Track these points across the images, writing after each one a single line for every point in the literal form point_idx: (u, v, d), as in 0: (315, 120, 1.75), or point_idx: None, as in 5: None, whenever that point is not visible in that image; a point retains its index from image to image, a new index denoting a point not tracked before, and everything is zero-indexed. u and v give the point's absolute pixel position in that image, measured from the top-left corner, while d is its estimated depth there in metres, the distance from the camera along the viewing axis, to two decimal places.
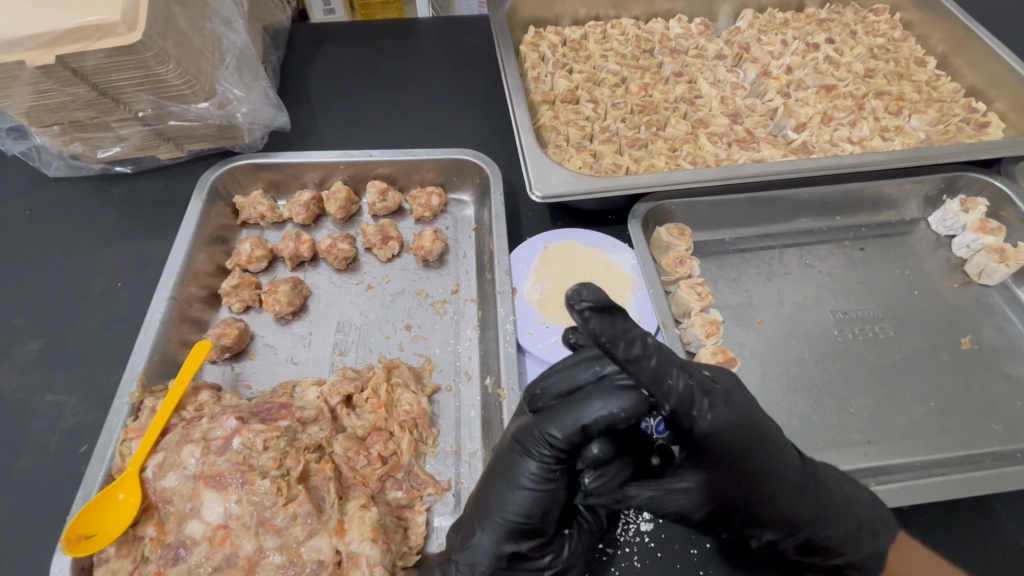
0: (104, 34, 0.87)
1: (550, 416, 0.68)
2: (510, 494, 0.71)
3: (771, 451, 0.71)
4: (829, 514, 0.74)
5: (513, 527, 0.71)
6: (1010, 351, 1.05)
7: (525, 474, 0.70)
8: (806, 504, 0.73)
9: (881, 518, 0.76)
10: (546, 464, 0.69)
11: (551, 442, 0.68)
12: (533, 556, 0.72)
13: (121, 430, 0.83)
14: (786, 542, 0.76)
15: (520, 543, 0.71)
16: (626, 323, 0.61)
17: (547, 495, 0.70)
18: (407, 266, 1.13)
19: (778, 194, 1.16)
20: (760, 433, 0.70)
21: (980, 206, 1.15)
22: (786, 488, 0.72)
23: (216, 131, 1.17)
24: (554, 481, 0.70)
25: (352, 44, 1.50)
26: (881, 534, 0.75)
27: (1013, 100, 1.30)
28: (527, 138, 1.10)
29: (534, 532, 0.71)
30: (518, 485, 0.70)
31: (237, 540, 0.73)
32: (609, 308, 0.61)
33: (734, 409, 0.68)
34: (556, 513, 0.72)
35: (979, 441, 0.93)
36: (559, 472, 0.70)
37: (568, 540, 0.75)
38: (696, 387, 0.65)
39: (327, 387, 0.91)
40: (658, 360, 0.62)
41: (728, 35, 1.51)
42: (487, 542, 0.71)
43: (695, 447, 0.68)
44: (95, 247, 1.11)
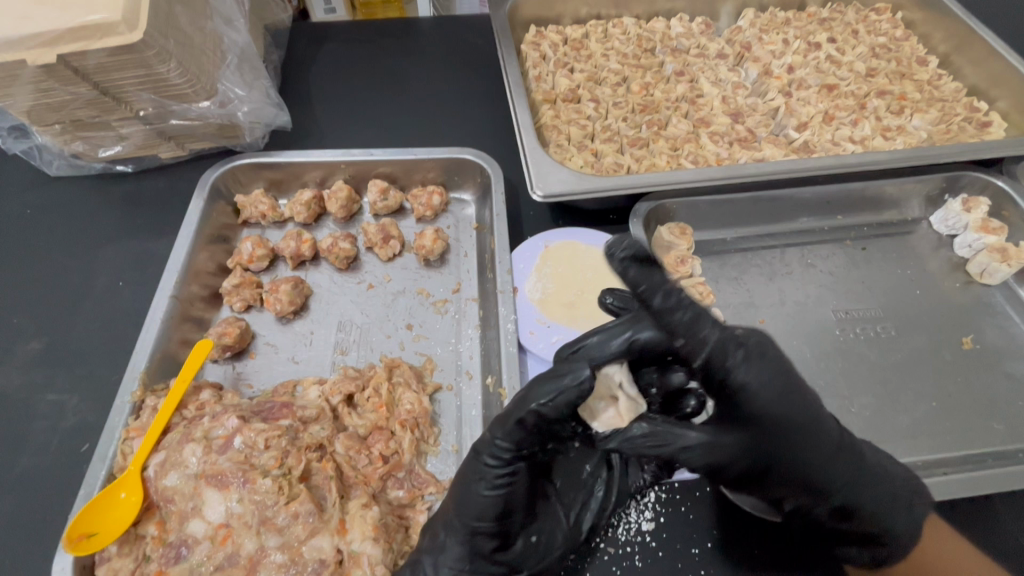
0: (105, 33, 0.87)
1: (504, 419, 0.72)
2: (467, 499, 0.73)
3: (805, 406, 0.76)
4: (860, 478, 0.77)
5: (473, 532, 0.72)
6: (1012, 351, 1.05)
7: (481, 478, 0.72)
8: (841, 466, 0.76)
9: (913, 486, 0.79)
10: (499, 463, 0.72)
11: (498, 438, 0.71)
12: (495, 561, 0.74)
13: (122, 429, 0.83)
14: (820, 507, 0.76)
15: (483, 547, 0.73)
16: (660, 278, 0.78)
17: (503, 499, 0.72)
18: (408, 265, 1.13)
19: (780, 193, 1.15)
20: (794, 389, 0.76)
21: (982, 206, 1.14)
22: (825, 446, 0.76)
23: (218, 131, 1.17)
24: (510, 484, 0.72)
25: (353, 44, 1.50)
26: (914, 503, 0.77)
27: (1014, 99, 1.30)
28: (528, 137, 1.10)
29: (494, 536, 0.73)
30: (474, 489, 0.72)
31: (239, 539, 0.73)
32: (644, 262, 0.79)
33: (765, 364, 0.75)
34: (516, 517, 0.74)
35: (982, 441, 0.93)
36: (516, 474, 0.73)
37: (533, 546, 0.76)
38: (730, 341, 0.75)
39: (329, 386, 0.91)
40: (691, 312, 0.76)
41: (729, 35, 1.51)
42: (452, 546, 0.73)
43: (728, 398, 0.75)
44: (97, 246, 1.11)
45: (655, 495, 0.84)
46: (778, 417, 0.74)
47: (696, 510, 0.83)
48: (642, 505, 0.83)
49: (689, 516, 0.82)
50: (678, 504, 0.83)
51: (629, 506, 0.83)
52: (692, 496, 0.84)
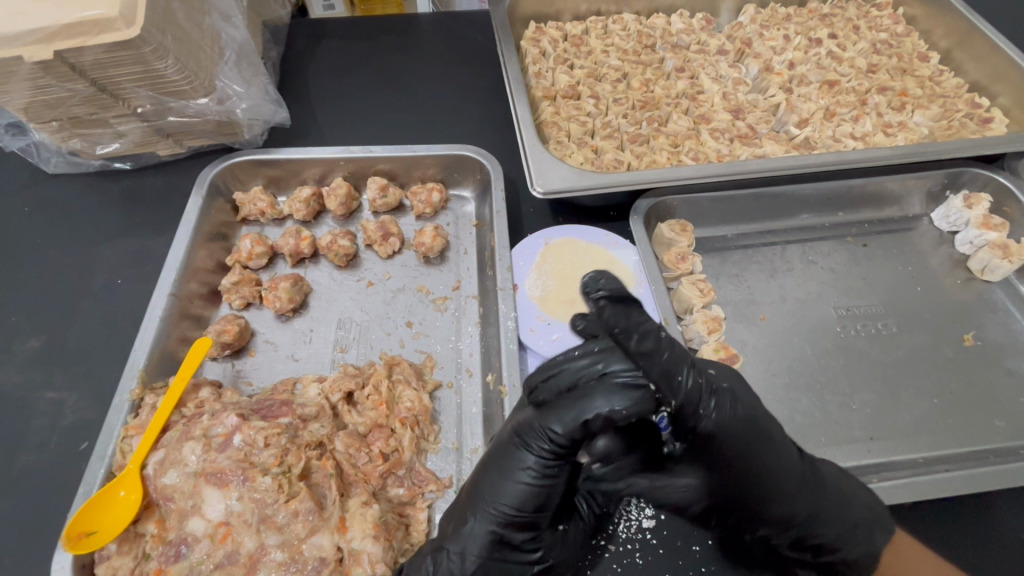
0: (102, 28, 0.87)
1: (558, 417, 0.66)
2: (507, 486, 0.69)
3: (772, 450, 0.69)
4: (826, 512, 0.72)
5: (507, 521, 0.69)
6: (1014, 348, 1.05)
7: (524, 469, 0.68)
8: (802, 503, 0.72)
9: (875, 517, 0.74)
10: (545, 457, 0.68)
11: (552, 436, 0.66)
12: (523, 552, 0.71)
13: (121, 427, 0.82)
14: (778, 539, 0.75)
15: (511, 537, 0.70)
16: (642, 315, 0.60)
17: (543, 492, 0.69)
18: (408, 262, 1.12)
19: (781, 189, 1.15)
20: (761, 432, 0.69)
21: (984, 202, 1.14)
22: (788, 485, 0.71)
23: (216, 128, 1.17)
24: (552, 479, 0.69)
25: (352, 40, 1.49)
26: (875, 534, 0.73)
27: (1016, 95, 1.29)
28: (528, 133, 1.09)
29: (526, 527, 0.70)
30: (515, 478, 0.69)
31: (238, 537, 0.73)
32: (622, 299, 0.60)
33: (736, 410, 0.67)
34: (550, 509, 0.71)
35: (982, 438, 0.93)
36: (560, 470, 0.69)
37: (561, 536, 0.74)
38: (705, 386, 0.65)
39: (328, 383, 0.91)
40: (671, 355, 0.60)
41: (730, 31, 1.50)
42: (478, 535, 0.69)
43: (695, 445, 0.68)
44: (96, 244, 1.10)
45: None
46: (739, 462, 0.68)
47: None
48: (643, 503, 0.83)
49: None
50: None
51: (630, 503, 0.83)
52: None
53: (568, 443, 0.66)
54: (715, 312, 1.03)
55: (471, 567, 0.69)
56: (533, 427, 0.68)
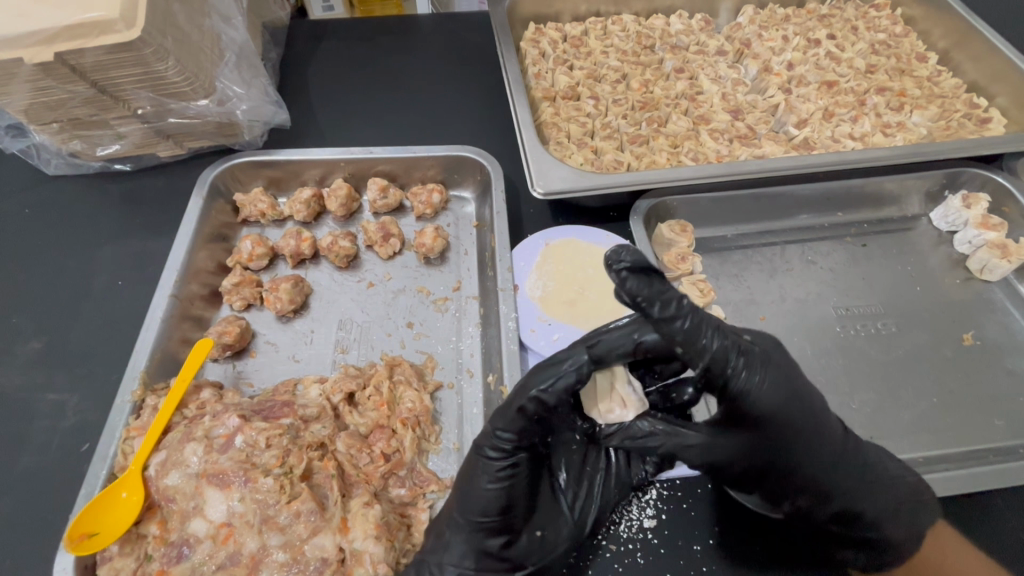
0: (103, 30, 0.87)
1: (501, 420, 0.73)
2: (471, 495, 0.73)
3: (813, 417, 0.76)
4: (869, 488, 0.78)
5: (478, 528, 0.73)
6: (1013, 347, 1.05)
7: (482, 474, 0.73)
8: (847, 476, 0.78)
9: (920, 499, 0.79)
10: (500, 458, 0.73)
11: (499, 435, 0.73)
12: (502, 558, 0.75)
13: (122, 429, 0.82)
14: (818, 511, 0.78)
15: (487, 544, 0.74)
16: (661, 284, 0.68)
17: (505, 493, 0.73)
18: (408, 263, 1.13)
19: (780, 189, 1.15)
20: (806, 399, 0.75)
21: (982, 202, 1.14)
22: (831, 453, 0.77)
23: (216, 129, 1.17)
24: (509, 479, 0.73)
25: (352, 41, 1.49)
26: (920, 513, 0.78)
27: (1014, 95, 1.30)
28: (528, 134, 1.10)
29: (498, 531, 0.74)
30: (477, 485, 0.73)
31: (240, 538, 0.73)
32: (645, 270, 0.68)
33: (785, 377, 0.73)
34: (518, 511, 0.75)
35: (983, 437, 0.93)
36: (518, 467, 0.74)
37: (539, 541, 0.76)
38: (732, 348, 0.70)
39: (330, 384, 0.91)
40: (693, 321, 0.68)
41: (729, 32, 1.51)
42: (457, 545, 0.74)
43: (729, 408, 0.73)
44: (97, 245, 1.10)
45: (657, 492, 0.84)
46: (784, 424, 0.74)
47: (698, 506, 0.83)
48: (642, 503, 0.83)
49: (692, 513, 0.83)
50: (680, 500, 0.84)
51: (631, 503, 0.83)
52: (696, 492, 0.84)
53: (514, 437, 0.72)
54: (715, 312, 1.03)
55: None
56: (485, 435, 0.74)
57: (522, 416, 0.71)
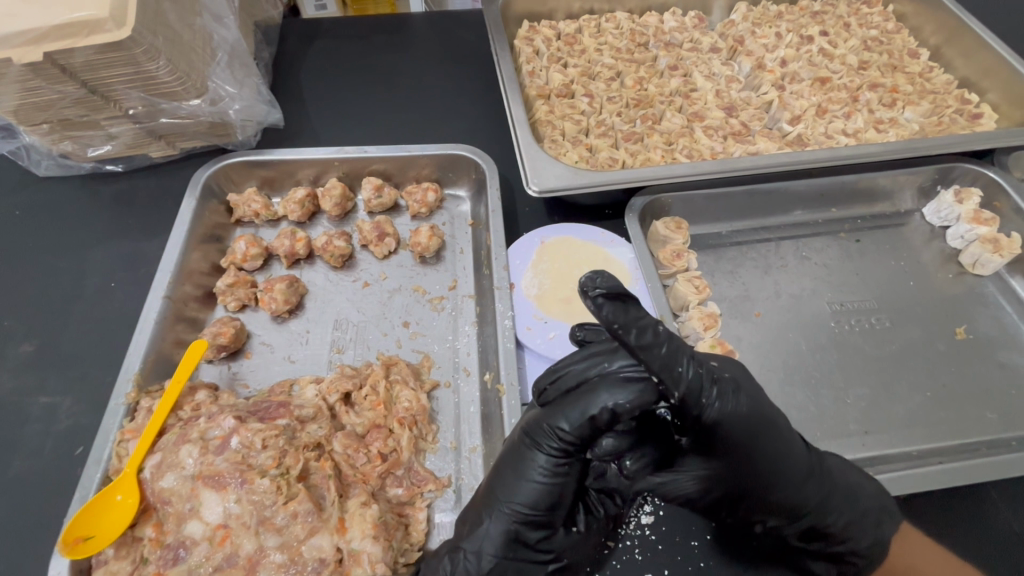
0: (93, 30, 0.86)
1: (566, 417, 0.67)
2: (519, 486, 0.70)
3: (777, 440, 0.70)
4: (835, 501, 0.74)
5: (522, 520, 0.70)
6: (1005, 341, 1.06)
7: (536, 467, 0.69)
8: (812, 492, 0.73)
9: (884, 507, 0.75)
10: (557, 454, 0.69)
11: (560, 434, 0.67)
12: (539, 550, 0.71)
13: (117, 431, 0.82)
14: (787, 529, 0.76)
15: (526, 536, 0.70)
16: (639, 311, 0.61)
17: (555, 489, 0.70)
18: (403, 262, 1.12)
19: (774, 186, 1.16)
20: (768, 422, 0.70)
21: (975, 197, 1.15)
22: (794, 476, 0.72)
23: (209, 129, 1.16)
24: (564, 475, 0.69)
25: (345, 39, 1.49)
26: (884, 522, 0.75)
27: (1005, 91, 1.31)
28: (523, 132, 1.10)
29: (542, 525, 0.70)
30: (527, 476, 0.70)
31: (237, 540, 0.73)
32: (620, 296, 0.62)
33: (746, 400, 0.68)
34: (564, 507, 0.71)
35: (976, 430, 0.94)
36: (572, 466, 0.69)
37: (576, 534, 0.73)
38: (706, 376, 0.65)
39: (326, 384, 0.91)
40: (669, 348, 0.62)
41: (722, 29, 1.51)
42: (494, 534, 0.70)
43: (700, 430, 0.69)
44: (90, 246, 1.10)
45: None
46: (746, 450, 0.69)
47: None
48: (641, 500, 0.83)
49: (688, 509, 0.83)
50: None
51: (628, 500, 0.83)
52: None
53: (576, 437, 0.67)
54: (709, 308, 1.03)
55: (488, 566, 0.70)
56: (546, 429, 0.68)
57: (589, 420, 0.65)
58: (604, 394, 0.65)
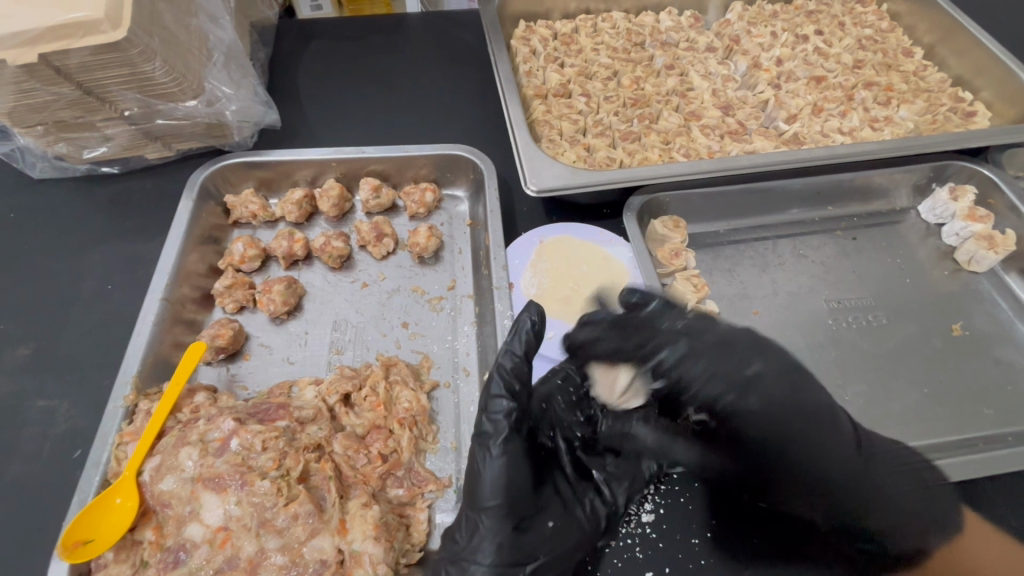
0: (88, 31, 0.86)
1: (488, 400, 0.79)
2: (474, 479, 0.76)
3: (825, 435, 0.83)
4: (879, 500, 0.81)
5: (488, 514, 0.73)
6: (1000, 336, 1.07)
7: (483, 456, 0.76)
8: (856, 487, 0.81)
9: (931, 510, 0.81)
10: (497, 439, 0.76)
11: (494, 418, 0.78)
12: (514, 548, 0.73)
13: (115, 434, 0.81)
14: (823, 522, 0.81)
15: (499, 532, 0.73)
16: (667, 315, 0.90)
17: (507, 475, 0.75)
18: (402, 263, 1.12)
19: (772, 184, 1.16)
20: (819, 408, 0.84)
21: (969, 194, 1.16)
22: (845, 463, 0.82)
23: (205, 130, 1.16)
24: (510, 458, 0.75)
25: (342, 40, 1.48)
26: (931, 527, 0.80)
27: (999, 89, 1.32)
28: (521, 132, 1.10)
29: (507, 517, 0.74)
30: (480, 467, 0.76)
31: (238, 542, 0.73)
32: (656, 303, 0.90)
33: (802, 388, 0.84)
34: (523, 494, 0.75)
35: (973, 426, 0.95)
36: (515, 445, 0.76)
37: (548, 530, 0.76)
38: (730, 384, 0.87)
39: (325, 386, 0.91)
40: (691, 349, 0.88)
41: (718, 28, 1.52)
42: (469, 535, 0.74)
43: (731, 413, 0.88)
44: (85, 249, 1.09)
45: (655, 486, 0.85)
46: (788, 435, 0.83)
47: (695, 499, 0.84)
48: (641, 498, 0.84)
49: (689, 506, 0.83)
50: (678, 494, 0.84)
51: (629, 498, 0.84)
52: (692, 485, 0.85)
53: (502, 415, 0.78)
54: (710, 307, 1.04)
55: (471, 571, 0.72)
56: (478, 425, 0.79)
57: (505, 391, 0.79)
58: (502, 377, 0.80)
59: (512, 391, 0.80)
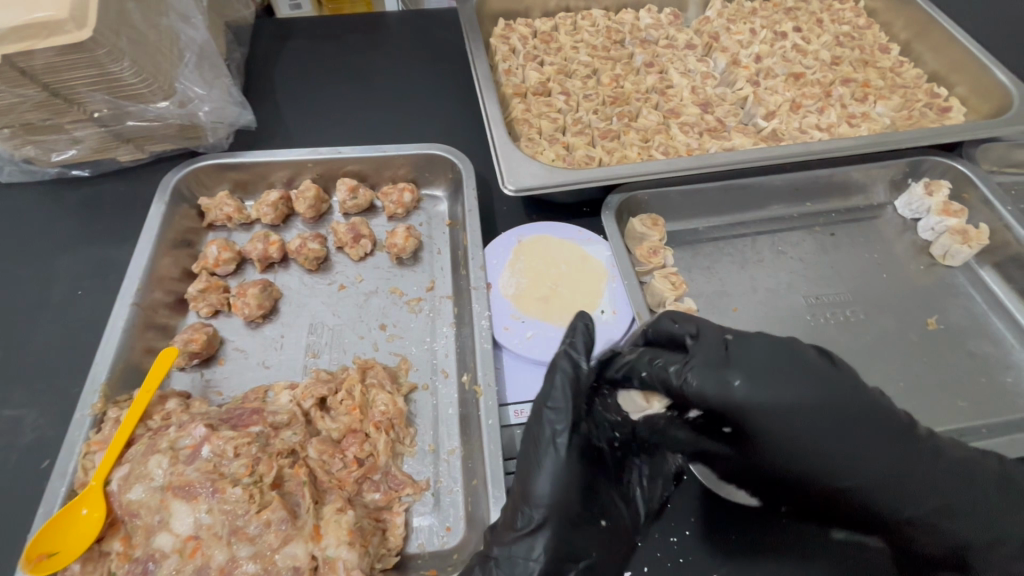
0: (52, 31, 0.84)
1: (551, 390, 0.73)
2: (529, 473, 0.71)
3: (857, 437, 0.71)
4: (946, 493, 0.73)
5: (548, 511, 0.69)
6: (975, 330, 1.08)
7: (545, 452, 0.71)
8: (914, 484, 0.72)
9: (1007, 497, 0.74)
10: (563, 432, 0.71)
11: (554, 421, 0.72)
12: (573, 543, 0.70)
13: (83, 443, 0.80)
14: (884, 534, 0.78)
15: (562, 528, 0.69)
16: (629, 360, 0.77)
17: (570, 469, 0.71)
18: (380, 264, 1.11)
19: (750, 181, 1.16)
20: (860, 413, 0.71)
21: (943, 189, 1.17)
22: (895, 462, 0.71)
23: (178, 132, 1.14)
24: (574, 451, 0.71)
25: (320, 39, 1.47)
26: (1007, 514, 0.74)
27: (973, 84, 1.33)
28: (498, 131, 1.09)
29: (567, 515, 0.70)
30: (540, 462, 0.71)
31: (208, 551, 0.71)
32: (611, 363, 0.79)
33: (805, 385, 0.70)
34: (583, 488, 0.72)
35: (947, 419, 0.96)
36: (576, 439, 0.72)
37: (603, 527, 0.73)
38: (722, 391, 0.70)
39: (300, 390, 0.89)
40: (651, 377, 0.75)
41: (697, 25, 1.52)
42: (529, 535, 0.69)
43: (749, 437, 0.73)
44: (55, 255, 1.07)
45: None
46: (832, 448, 0.71)
47: (674, 497, 0.84)
48: None
49: (667, 504, 0.84)
50: None
51: None
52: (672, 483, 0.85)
53: (566, 408, 0.72)
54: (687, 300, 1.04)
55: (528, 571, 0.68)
56: (535, 423, 0.73)
57: (572, 387, 0.72)
58: (563, 375, 0.73)
59: (575, 387, 0.72)
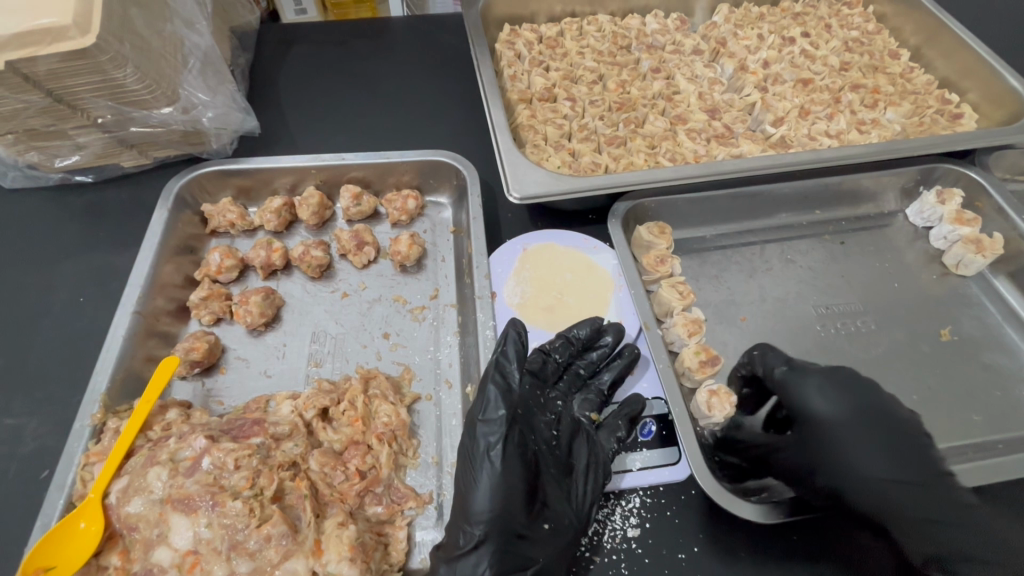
0: (55, 37, 0.83)
1: (485, 404, 0.79)
2: (467, 487, 0.75)
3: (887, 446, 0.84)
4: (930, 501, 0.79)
5: (485, 523, 0.71)
6: (989, 342, 1.06)
7: (482, 467, 0.74)
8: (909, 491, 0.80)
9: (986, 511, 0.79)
10: (495, 441, 0.75)
11: (490, 436, 0.76)
12: (516, 552, 0.71)
13: (81, 455, 0.79)
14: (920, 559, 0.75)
15: (502, 541, 0.71)
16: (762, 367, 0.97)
17: (506, 475, 0.74)
18: (383, 271, 1.10)
19: (759, 189, 1.15)
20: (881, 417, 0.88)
21: (957, 197, 1.15)
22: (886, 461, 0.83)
23: (182, 137, 1.13)
24: (508, 459, 0.75)
25: (325, 44, 1.46)
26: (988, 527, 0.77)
27: (985, 91, 1.31)
28: (503, 137, 1.08)
29: (505, 529, 0.72)
30: (479, 475, 0.74)
31: (207, 566, 0.70)
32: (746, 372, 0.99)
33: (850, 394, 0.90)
34: (519, 497, 0.74)
35: (962, 433, 0.95)
36: (512, 448, 0.75)
37: (548, 533, 0.74)
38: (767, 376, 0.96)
39: (302, 400, 0.88)
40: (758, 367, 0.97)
41: (704, 30, 1.50)
42: (482, 554, 0.71)
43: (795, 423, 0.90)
44: (57, 262, 1.06)
45: (641, 500, 0.83)
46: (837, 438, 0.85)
47: (683, 513, 0.82)
48: (626, 511, 0.82)
49: (676, 520, 0.82)
50: (665, 508, 0.83)
51: (615, 513, 0.82)
52: (679, 499, 0.83)
53: (499, 418, 0.77)
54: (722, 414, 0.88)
55: None
56: (470, 439, 0.77)
57: (501, 397, 0.78)
58: (495, 387, 0.79)
59: (506, 400, 0.78)
